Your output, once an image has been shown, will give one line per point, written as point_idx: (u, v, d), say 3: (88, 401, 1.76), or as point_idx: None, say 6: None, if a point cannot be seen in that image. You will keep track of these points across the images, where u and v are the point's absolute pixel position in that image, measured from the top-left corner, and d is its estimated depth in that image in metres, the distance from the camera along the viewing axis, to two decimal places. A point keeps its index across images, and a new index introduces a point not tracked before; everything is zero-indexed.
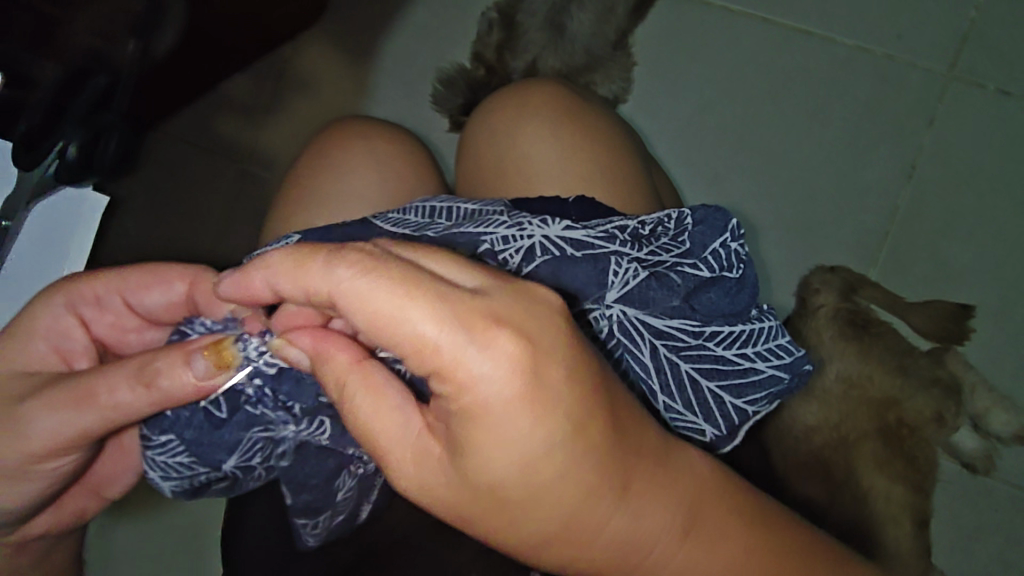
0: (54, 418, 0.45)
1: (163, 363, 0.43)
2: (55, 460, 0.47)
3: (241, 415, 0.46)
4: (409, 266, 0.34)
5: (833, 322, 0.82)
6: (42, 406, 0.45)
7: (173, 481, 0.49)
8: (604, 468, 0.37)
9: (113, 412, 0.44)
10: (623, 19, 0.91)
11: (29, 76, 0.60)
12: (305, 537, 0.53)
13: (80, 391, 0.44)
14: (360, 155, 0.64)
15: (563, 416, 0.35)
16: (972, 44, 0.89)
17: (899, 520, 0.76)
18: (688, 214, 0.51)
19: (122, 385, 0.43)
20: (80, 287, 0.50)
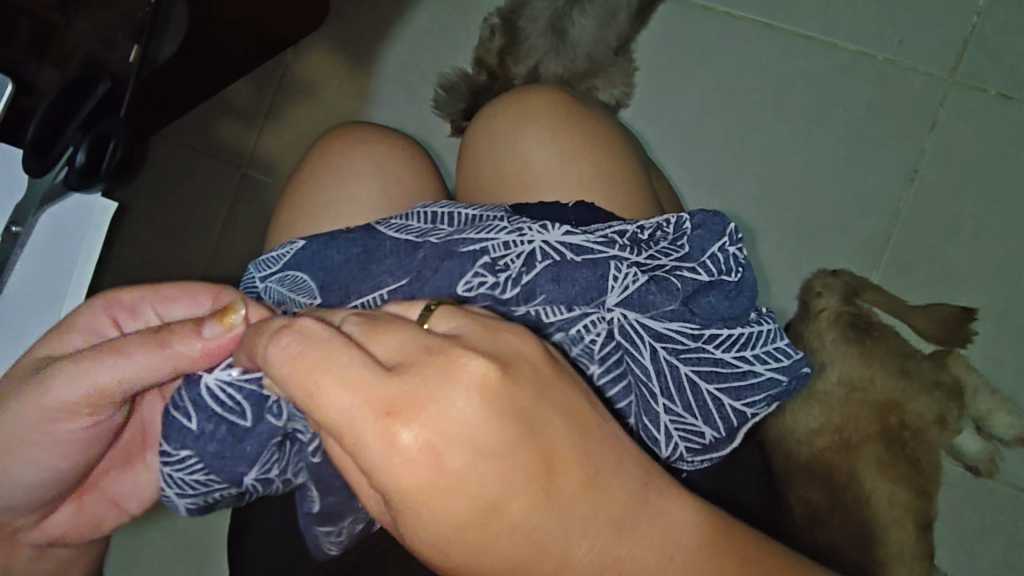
0: (78, 380, 0.44)
1: (175, 330, 0.42)
2: (70, 425, 0.46)
3: (262, 427, 0.45)
4: (330, 346, 0.32)
5: (835, 326, 0.82)
6: (72, 362, 0.44)
7: (189, 498, 0.48)
8: (570, 532, 0.33)
9: (129, 374, 0.43)
10: (625, 24, 0.91)
11: (33, 84, 0.61)
12: (326, 544, 0.51)
13: (105, 346, 0.44)
14: (361, 159, 0.63)
15: (481, 495, 0.31)
16: (972, 49, 0.89)
17: (904, 523, 0.76)
18: (686, 218, 0.50)
19: (134, 349, 0.43)
20: (119, 293, 0.49)
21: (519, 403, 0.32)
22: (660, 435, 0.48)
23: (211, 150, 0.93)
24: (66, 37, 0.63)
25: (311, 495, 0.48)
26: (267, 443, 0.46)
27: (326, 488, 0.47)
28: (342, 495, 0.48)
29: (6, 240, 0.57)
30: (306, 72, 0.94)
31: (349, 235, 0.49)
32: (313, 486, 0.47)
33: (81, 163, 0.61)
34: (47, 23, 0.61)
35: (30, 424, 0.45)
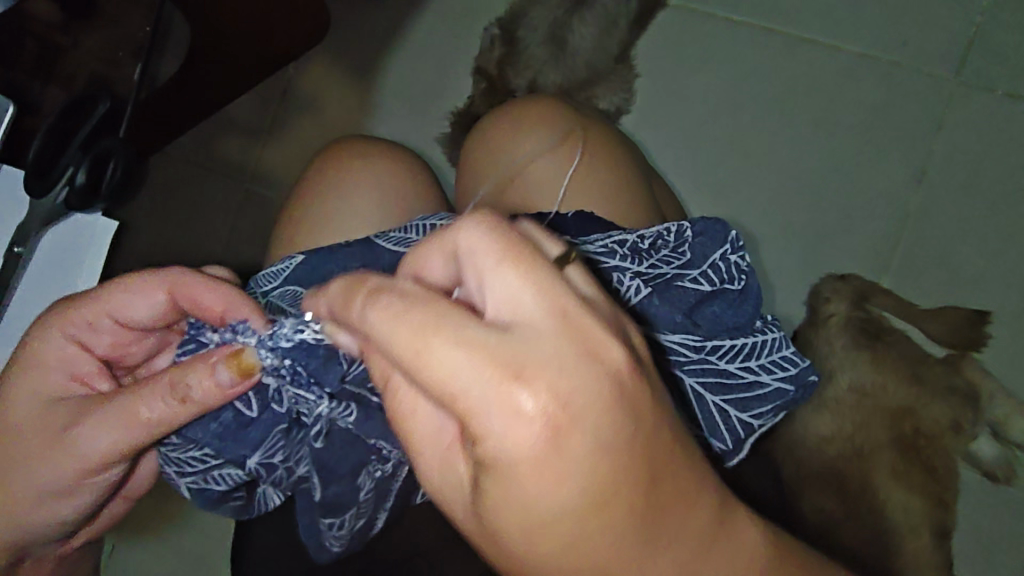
0: (95, 433, 0.44)
1: (190, 378, 0.41)
2: (106, 472, 0.47)
3: (269, 412, 0.44)
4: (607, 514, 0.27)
5: (844, 331, 0.80)
6: (93, 425, 0.44)
7: (190, 478, 0.47)
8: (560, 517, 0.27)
9: (156, 426, 0.43)
10: (624, 33, 0.91)
11: (37, 103, 0.61)
12: (329, 542, 0.50)
13: (122, 409, 0.43)
14: (361, 172, 0.63)
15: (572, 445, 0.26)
16: (978, 48, 0.88)
17: (919, 531, 0.74)
18: (687, 226, 0.50)
19: (153, 397, 0.42)
20: (69, 315, 0.47)
21: (644, 404, 0.28)
22: None
23: (216, 166, 0.93)
24: (71, 58, 0.63)
25: (314, 484, 0.46)
26: (273, 429, 0.45)
27: (330, 477, 0.46)
28: (346, 486, 0.47)
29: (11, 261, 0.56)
30: (309, 86, 0.94)
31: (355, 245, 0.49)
32: (317, 474, 0.46)
33: (81, 183, 0.59)
34: (51, 43, 0.61)
35: (53, 482, 0.46)
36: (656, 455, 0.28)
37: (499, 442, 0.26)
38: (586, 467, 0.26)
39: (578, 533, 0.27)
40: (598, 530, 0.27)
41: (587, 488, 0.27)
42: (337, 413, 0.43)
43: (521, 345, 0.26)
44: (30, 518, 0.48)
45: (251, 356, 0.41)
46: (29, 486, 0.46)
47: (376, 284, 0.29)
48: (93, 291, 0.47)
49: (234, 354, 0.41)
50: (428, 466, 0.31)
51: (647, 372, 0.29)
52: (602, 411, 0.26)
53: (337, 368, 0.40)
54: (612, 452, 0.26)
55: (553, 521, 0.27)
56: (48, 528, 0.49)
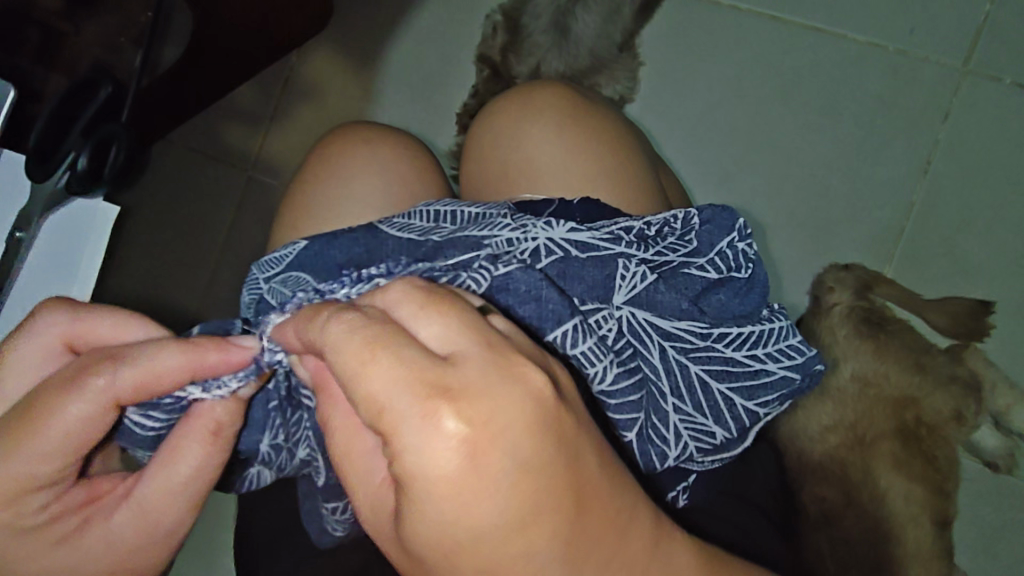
0: (179, 525, 0.43)
1: (225, 413, 0.41)
2: None
3: (261, 391, 0.44)
4: (527, 530, 0.28)
5: (847, 321, 0.81)
6: (172, 519, 0.42)
7: None
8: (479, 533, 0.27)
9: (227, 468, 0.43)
10: (629, 19, 0.90)
11: (38, 91, 0.61)
12: (336, 525, 0.49)
13: (188, 487, 0.42)
14: (363, 158, 0.63)
15: (496, 460, 0.27)
16: (986, 37, 0.87)
17: (918, 520, 0.73)
18: (694, 214, 0.49)
19: (195, 452, 0.41)
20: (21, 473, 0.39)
21: (564, 428, 0.29)
22: (670, 435, 0.46)
23: (219, 153, 0.93)
24: (72, 45, 0.62)
25: (317, 467, 0.46)
26: (269, 406, 0.45)
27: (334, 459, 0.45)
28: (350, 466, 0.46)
29: (13, 246, 0.56)
30: (312, 73, 0.93)
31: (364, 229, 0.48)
32: (319, 455, 0.45)
33: (82, 168, 0.60)
34: (54, 30, 0.61)
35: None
36: (579, 481, 0.29)
37: (432, 464, 0.26)
38: (509, 484, 0.27)
39: (497, 558, 0.28)
40: (526, 550, 0.28)
41: (516, 509, 0.27)
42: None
43: (451, 371, 0.27)
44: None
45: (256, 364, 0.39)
46: None
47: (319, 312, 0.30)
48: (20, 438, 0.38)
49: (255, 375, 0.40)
50: (369, 506, 0.32)
51: (571, 408, 0.30)
52: (527, 435, 0.27)
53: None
54: (533, 470, 0.27)
55: (472, 547, 0.28)
56: None
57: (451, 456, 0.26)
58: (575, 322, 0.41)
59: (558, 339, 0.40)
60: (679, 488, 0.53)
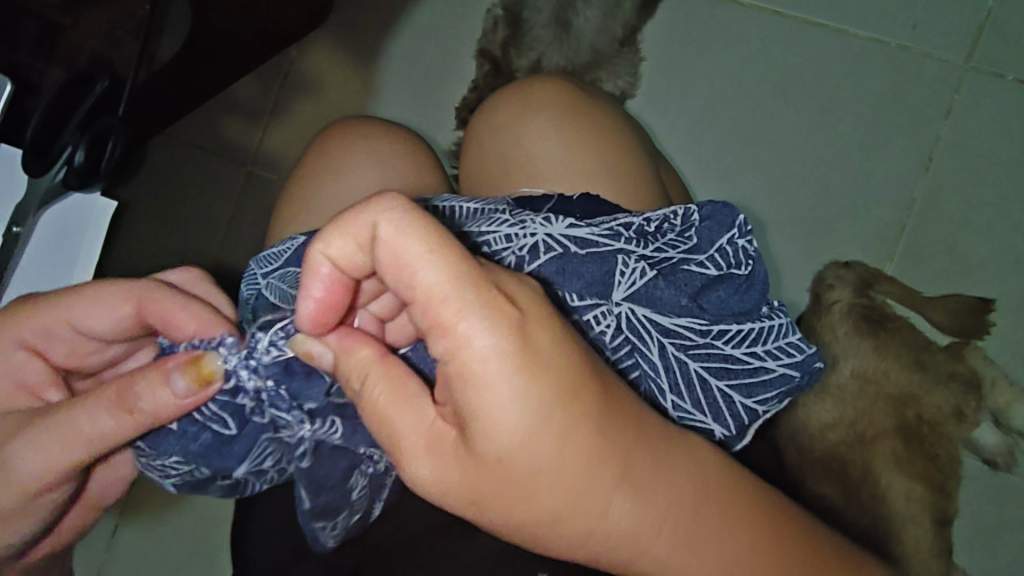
0: (35, 456, 0.43)
1: (142, 388, 0.40)
2: (55, 489, 0.45)
3: (251, 425, 0.44)
4: (569, 393, 0.35)
5: (847, 318, 0.80)
6: (35, 443, 0.43)
7: (173, 478, 0.47)
8: (537, 409, 0.34)
9: (102, 442, 0.42)
10: (630, 14, 0.90)
11: (35, 84, 0.61)
12: (324, 538, 0.50)
13: (65, 424, 0.42)
14: (362, 152, 0.62)
15: (534, 342, 0.34)
16: (990, 32, 0.87)
17: (918, 517, 0.73)
18: (694, 210, 0.49)
19: (97, 404, 0.41)
20: (24, 319, 0.47)
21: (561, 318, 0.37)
22: None
23: (218, 147, 0.92)
24: (72, 39, 0.62)
25: (302, 492, 0.47)
26: (259, 439, 0.45)
27: (321, 488, 0.47)
28: (337, 492, 0.48)
29: (10, 241, 0.56)
30: (312, 67, 0.93)
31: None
32: (306, 484, 0.47)
33: (80, 162, 0.58)
34: (52, 23, 0.60)
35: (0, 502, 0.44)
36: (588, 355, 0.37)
37: (489, 350, 0.33)
38: (548, 359, 0.34)
39: (558, 428, 0.35)
40: (570, 419, 0.35)
41: (557, 375, 0.35)
42: (324, 433, 0.45)
43: (481, 272, 0.34)
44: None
45: (213, 364, 0.41)
46: None
47: (353, 231, 0.33)
48: (51, 298, 0.48)
49: (193, 360, 0.41)
50: (429, 451, 0.36)
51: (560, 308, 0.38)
52: (543, 321, 0.35)
53: (320, 383, 0.42)
54: (559, 347, 0.35)
55: (534, 422, 0.34)
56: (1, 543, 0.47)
57: (503, 338, 0.33)
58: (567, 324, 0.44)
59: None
60: None
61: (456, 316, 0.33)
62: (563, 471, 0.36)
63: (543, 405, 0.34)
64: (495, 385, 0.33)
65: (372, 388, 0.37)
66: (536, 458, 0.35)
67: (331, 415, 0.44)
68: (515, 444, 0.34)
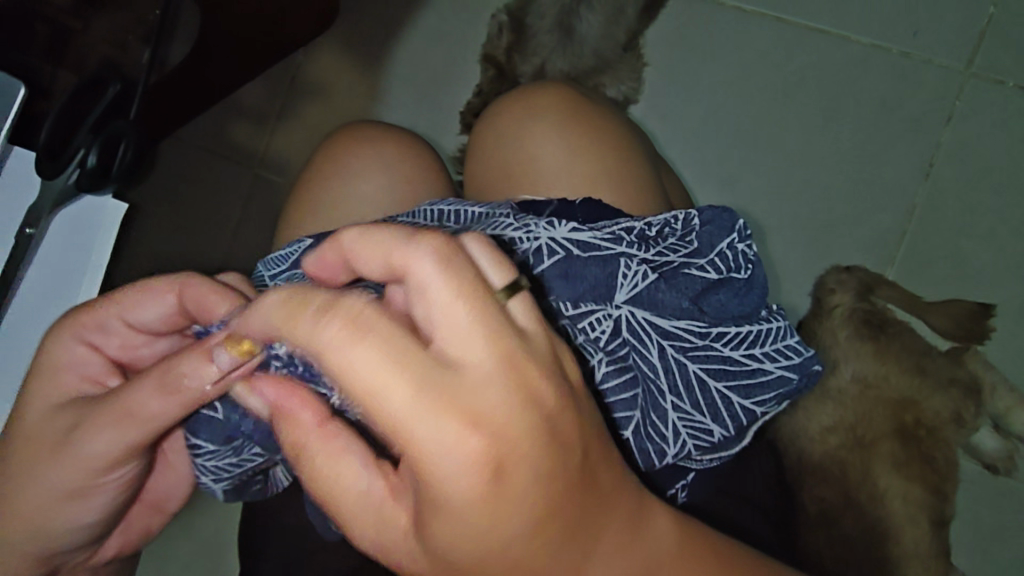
0: (94, 433, 0.44)
1: (186, 366, 0.40)
2: (113, 471, 0.47)
3: None
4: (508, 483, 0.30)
5: (848, 322, 0.81)
6: (91, 425, 0.44)
7: (225, 481, 0.49)
8: (459, 486, 0.30)
9: (153, 419, 0.43)
10: (633, 20, 0.91)
11: (49, 88, 0.61)
12: (337, 523, 0.50)
13: (117, 405, 0.43)
14: (369, 157, 0.63)
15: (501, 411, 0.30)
16: (989, 40, 0.88)
17: (917, 521, 0.73)
18: (695, 215, 0.50)
19: (145, 388, 0.42)
20: (81, 317, 0.48)
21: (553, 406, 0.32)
22: (669, 433, 0.47)
23: (225, 150, 0.94)
24: (81, 42, 0.63)
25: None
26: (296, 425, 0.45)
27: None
28: None
29: (21, 242, 0.57)
30: (317, 72, 0.94)
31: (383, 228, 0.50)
32: None
33: (93, 165, 0.59)
34: (63, 27, 0.61)
35: (65, 482, 0.46)
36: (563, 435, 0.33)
37: (411, 409, 0.29)
38: (513, 437, 0.30)
39: (491, 508, 0.31)
40: (511, 501, 0.31)
41: (512, 459, 0.30)
42: None
43: (462, 326, 0.30)
44: (55, 526, 0.48)
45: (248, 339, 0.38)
46: (43, 493, 0.46)
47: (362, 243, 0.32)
48: (106, 296, 0.48)
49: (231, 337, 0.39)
50: (345, 488, 0.34)
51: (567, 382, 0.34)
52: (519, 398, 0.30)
53: None
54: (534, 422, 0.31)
55: (461, 496, 0.30)
56: (61, 535, 0.48)
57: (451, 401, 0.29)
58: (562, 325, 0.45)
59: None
60: (683, 480, 0.54)
61: (393, 361, 0.29)
62: (489, 551, 0.32)
63: (474, 481, 0.30)
64: (423, 448, 0.29)
65: (297, 414, 0.35)
66: (464, 531, 0.31)
67: None
68: (438, 513, 0.31)
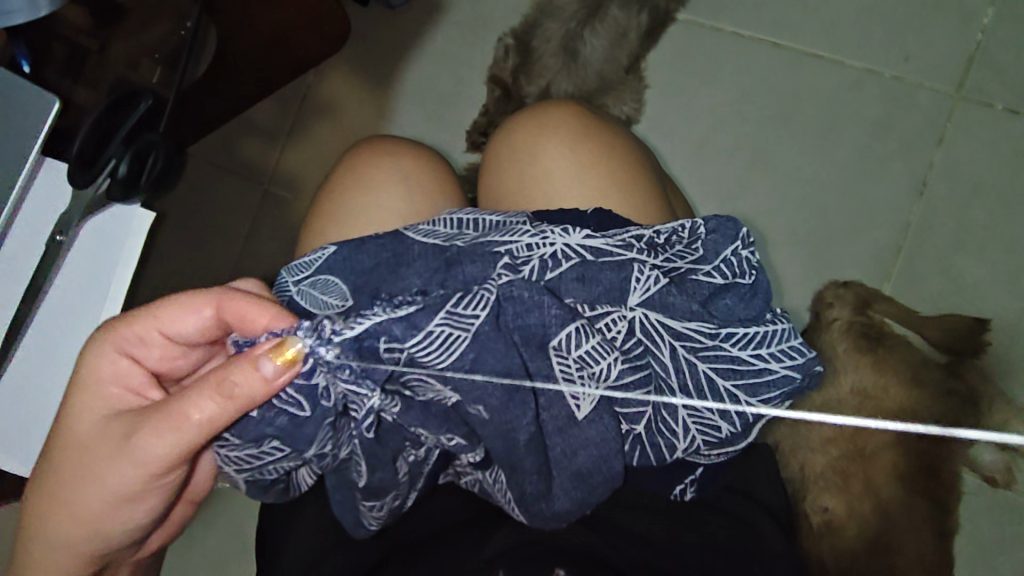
0: (154, 439, 0.46)
1: (236, 375, 0.42)
2: (170, 474, 0.48)
3: (321, 410, 0.45)
4: None
5: (847, 335, 0.85)
6: (149, 431, 0.46)
7: (247, 473, 0.49)
8: None
9: (207, 426, 0.44)
10: (635, 45, 0.94)
11: (72, 102, 0.64)
12: (367, 521, 0.50)
13: (174, 413, 0.45)
14: (388, 168, 0.66)
15: None
16: (977, 65, 0.91)
17: (921, 533, 0.76)
18: (701, 224, 0.52)
19: (200, 399, 0.43)
20: (121, 331, 0.50)
21: None
22: (679, 429, 0.49)
23: (237, 167, 0.96)
24: (95, 60, 0.65)
25: (360, 469, 0.47)
26: (323, 423, 0.45)
27: (375, 462, 0.47)
28: (389, 474, 0.48)
29: (52, 249, 0.58)
30: (329, 92, 0.97)
31: (406, 233, 0.52)
32: (365, 462, 0.47)
33: (124, 174, 0.62)
34: (79, 47, 0.64)
35: (122, 487, 0.48)
36: None
37: None
38: None
39: None
40: None
41: None
42: (384, 407, 0.45)
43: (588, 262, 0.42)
44: (110, 531, 0.50)
45: (295, 346, 0.42)
46: (104, 498, 0.48)
47: None
48: (143, 308, 0.50)
49: (279, 345, 0.42)
50: None
51: None
52: None
53: (382, 368, 0.43)
54: None
55: None
56: (125, 534, 0.51)
57: None
58: (575, 327, 0.46)
59: (565, 339, 0.47)
60: (683, 483, 0.55)
61: None
62: None
63: None
64: None
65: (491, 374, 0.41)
66: None
67: (398, 388, 0.45)
68: None
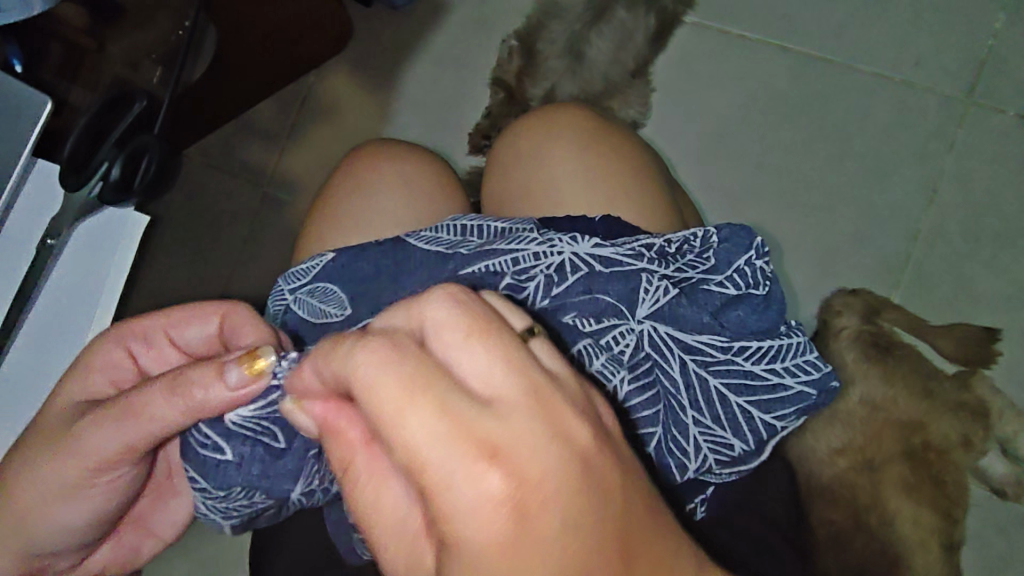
0: (100, 434, 0.44)
1: (196, 376, 0.41)
2: (111, 471, 0.46)
3: (298, 442, 0.44)
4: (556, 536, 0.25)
5: (855, 345, 0.82)
6: (94, 423, 0.44)
7: (234, 519, 0.48)
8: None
9: (155, 424, 0.42)
10: (642, 46, 0.92)
11: (67, 102, 0.62)
12: (359, 549, 0.52)
13: (123, 407, 0.43)
14: (389, 172, 0.65)
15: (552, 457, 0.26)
16: (990, 70, 0.90)
17: (927, 545, 0.73)
18: (713, 232, 0.50)
19: (151, 395, 0.42)
20: (130, 324, 0.49)
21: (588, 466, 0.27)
22: (691, 447, 0.49)
23: (235, 168, 0.94)
24: (94, 60, 0.64)
25: None
26: (307, 457, 0.45)
27: None
28: None
29: (43, 253, 0.57)
30: (330, 93, 0.96)
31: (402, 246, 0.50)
32: None
33: (115, 178, 0.61)
34: (75, 45, 0.62)
35: (61, 477, 0.45)
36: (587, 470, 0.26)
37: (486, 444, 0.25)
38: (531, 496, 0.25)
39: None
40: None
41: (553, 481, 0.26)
42: None
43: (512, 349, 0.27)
44: (37, 525, 0.47)
45: (266, 359, 0.39)
46: (38, 487, 0.46)
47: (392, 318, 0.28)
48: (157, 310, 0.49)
49: (251, 354, 0.40)
50: None
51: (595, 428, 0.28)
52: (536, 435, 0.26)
53: None
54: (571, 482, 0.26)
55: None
56: (56, 532, 0.48)
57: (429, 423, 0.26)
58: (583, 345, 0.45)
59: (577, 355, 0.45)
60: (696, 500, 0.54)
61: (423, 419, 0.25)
62: None
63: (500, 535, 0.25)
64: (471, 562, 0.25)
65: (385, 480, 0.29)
66: None
67: None
68: None
